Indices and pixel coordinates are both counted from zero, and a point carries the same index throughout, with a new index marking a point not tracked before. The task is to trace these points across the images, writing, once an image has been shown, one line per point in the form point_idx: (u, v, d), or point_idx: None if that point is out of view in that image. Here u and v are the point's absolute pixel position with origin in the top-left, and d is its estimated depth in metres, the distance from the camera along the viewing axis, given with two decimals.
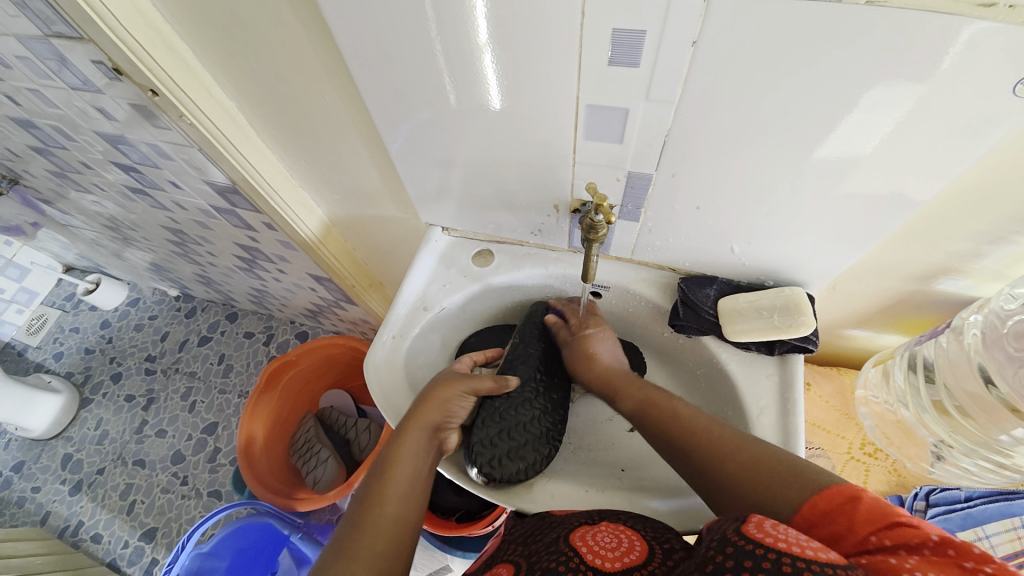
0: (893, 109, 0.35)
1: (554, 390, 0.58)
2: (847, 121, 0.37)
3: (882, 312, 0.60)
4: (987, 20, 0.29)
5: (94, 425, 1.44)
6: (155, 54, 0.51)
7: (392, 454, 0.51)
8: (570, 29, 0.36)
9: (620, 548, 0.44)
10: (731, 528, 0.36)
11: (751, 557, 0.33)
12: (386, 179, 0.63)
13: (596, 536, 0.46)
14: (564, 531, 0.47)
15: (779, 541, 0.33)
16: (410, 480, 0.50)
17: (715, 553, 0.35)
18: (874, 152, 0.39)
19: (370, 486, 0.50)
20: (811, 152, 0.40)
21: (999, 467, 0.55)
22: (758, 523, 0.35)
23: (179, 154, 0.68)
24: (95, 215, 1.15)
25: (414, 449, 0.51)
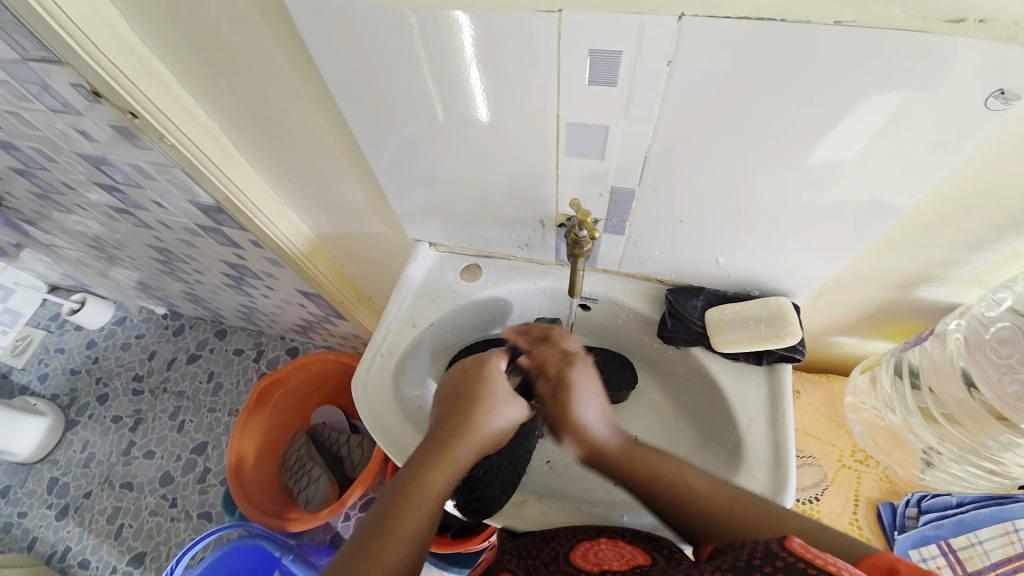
0: (873, 120, 0.36)
1: (557, 406, 0.55)
2: (829, 129, 0.37)
3: (867, 319, 0.60)
4: (959, 37, 0.30)
5: (80, 447, 1.41)
6: (135, 78, 0.51)
7: (427, 464, 0.47)
8: (548, 50, 0.36)
9: (624, 558, 0.44)
10: (771, 542, 0.36)
11: (804, 573, 0.32)
12: (372, 196, 0.63)
13: (597, 552, 0.45)
14: (563, 549, 0.46)
15: (823, 561, 0.33)
16: (440, 497, 0.47)
17: (756, 561, 0.34)
18: (856, 160, 0.39)
19: (393, 494, 0.46)
20: (802, 160, 0.40)
21: (989, 473, 0.56)
22: (802, 543, 0.35)
23: (163, 175, 0.67)
24: (79, 235, 1.13)
25: (450, 465, 0.48)
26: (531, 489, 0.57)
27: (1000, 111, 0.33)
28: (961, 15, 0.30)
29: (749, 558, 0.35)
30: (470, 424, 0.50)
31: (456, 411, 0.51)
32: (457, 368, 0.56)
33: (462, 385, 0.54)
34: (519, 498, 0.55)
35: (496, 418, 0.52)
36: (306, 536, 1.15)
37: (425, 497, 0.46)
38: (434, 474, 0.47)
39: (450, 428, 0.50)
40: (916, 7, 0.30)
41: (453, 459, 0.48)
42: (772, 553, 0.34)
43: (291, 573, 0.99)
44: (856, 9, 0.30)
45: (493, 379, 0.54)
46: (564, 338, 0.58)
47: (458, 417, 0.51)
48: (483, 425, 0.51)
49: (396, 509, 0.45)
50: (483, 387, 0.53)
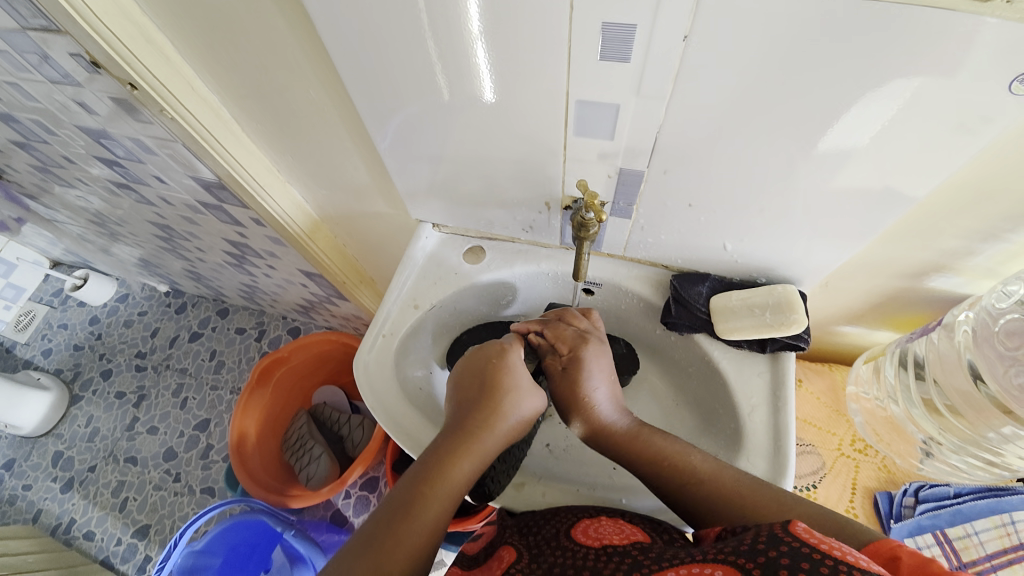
0: (896, 104, 0.34)
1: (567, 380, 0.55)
2: (848, 114, 0.36)
3: (874, 309, 0.59)
4: (987, 17, 0.28)
5: (84, 422, 1.42)
6: (133, 47, 0.50)
7: (451, 454, 0.47)
8: (559, 22, 0.35)
9: (623, 533, 0.44)
10: (775, 525, 0.35)
11: (809, 560, 0.31)
12: (375, 174, 0.62)
13: (596, 527, 0.45)
14: (564, 526, 0.46)
15: (828, 545, 0.32)
16: (461, 488, 0.47)
17: (761, 545, 0.34)
18: (871, 146, 0.38)
19: (414, 481, 0.46)
20: (811, 145, 0.39)
21: (989, 464, 0.56)
22: (806, 528, 0.34)
23: (164, 149, 0.66)
24: (80, 210, 1.12)
25: (473, 458, 0.48)
26: (531, 470, 0.57)
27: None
28: None
29: (755, 543, 0.35)
30: (494, 416, 0.50)
31: (478, 403, 0.51)
32: (478, 357, 0.55)
33: (484, 376, 0.53)
34: (519, 480, 0.55)
35: (520, 411, 0.52)
36: (308, 512, 1.17)
37: (447, 488, 0.46)
38: (456, 466, 0.47)
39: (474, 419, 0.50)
40: None
41: (477, 451, 0.48)
42: (777, 538, 0.34)
43: (292, 548, 1.01)
44: None
45: (516, 374, 0.53)
46: (579, 318, 0.58)
47: (481, 410, 0.50)
48: (506, 418, 0.51)
49: (417, 496, 0.45)
50: (506, 380, 0.52)
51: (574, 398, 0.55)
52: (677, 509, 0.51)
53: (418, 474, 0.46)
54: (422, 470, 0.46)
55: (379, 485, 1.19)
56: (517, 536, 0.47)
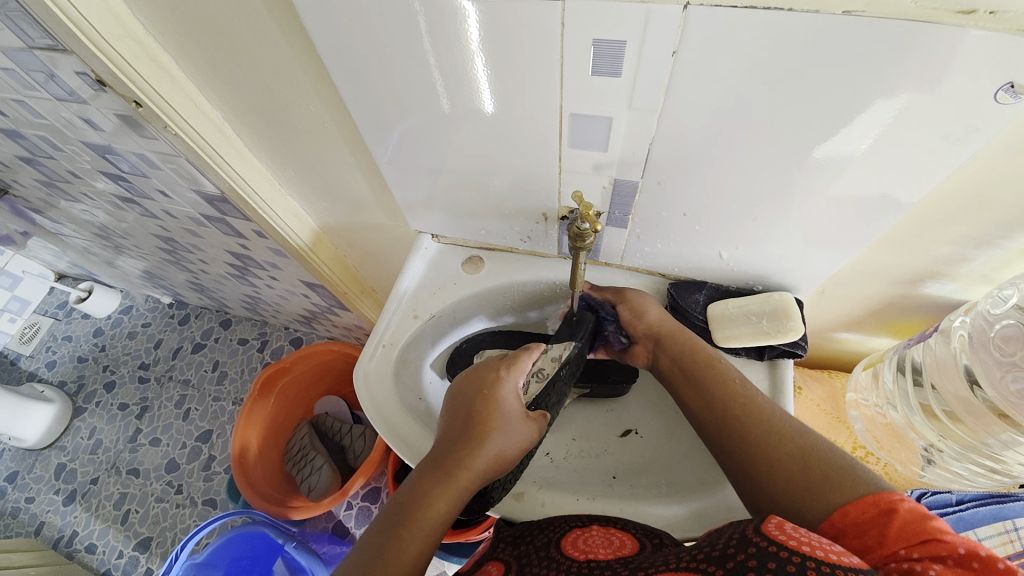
0: (885, 113, 0.35)
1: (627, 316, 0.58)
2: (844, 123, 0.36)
3: (871, 315, 0.60)
4: (971, 29, 0.29)
5: (87, 434, 1.43)
6: (138, 67, 0.51)
7: (427, 494, 0.46)
8: (551, 38, 0.36)
9: (611, 546, 0.44)
10: (750, 527, 0.36)
11: (774, 559, 0.32)
12: (374, 186, 0.63)
13: (587, 539, 0.45)
14: (556, 536, 0.46)
15: (799, 543, 0.33)
16: (440, 525, 0.46)
17: (732, 549, 0.34)
18: (866, 154, 0.38)
19: (390, 519, 0.46)
20: (806, 151, 0.39)
21: (990, 471, 0.55)
22: (778, 524, 0.35)
23: (168, 164, 0.68)
24: (86, 223, 1.14)
25: (452, 492, 0.47)
26: (530, 479, 0.57)
27: (1009, 105, 0.32)
28: (973, 6, 0.29)
29: (724, 548, 0.35)
30: (474, 454, 0.48)
31: (461, 434, 0.50)
32: (468, 383, 0.54)
33: (470, 409, 0.51)
34: (519, 489, 0.55)
35: (501, 445, 0.50)
36: (309, 524, 1.17)
37: (420, 528, 0.45)
38: (433, 503, 0.46)
39: (452, 457, 0.48)
40: None
41: (457, 484, 0.47)
42: (747, 541, 0.34)
43: (293, 560, 0.99)
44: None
45: (503, 401, 0.51)
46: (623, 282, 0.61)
47: (463, 441, 0.49)
48: (486, 455, 0.49)
49: (394, 535, 0.45)
50: (493, 408, 0.51)
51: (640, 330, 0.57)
52: (678, 517, 0.51)
53: (398, 510, 0.46)
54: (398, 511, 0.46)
55: (381, 496, 1.19)
56: (509, 550, 0.47)
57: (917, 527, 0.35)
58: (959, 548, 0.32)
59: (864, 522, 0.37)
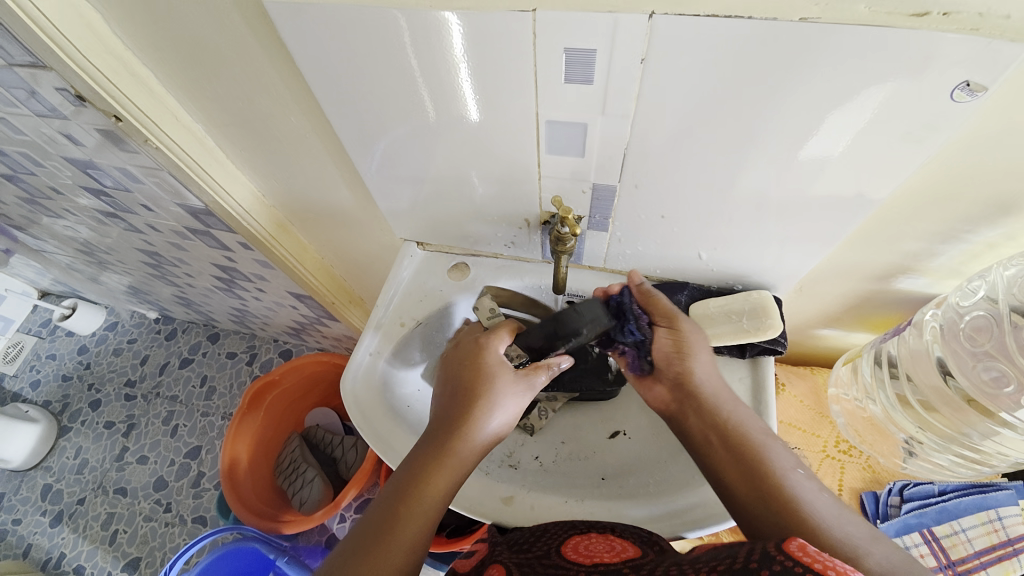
0: (849, 114, 0.36)
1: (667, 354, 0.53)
2: (828, 122, 0.37)
3: (849, 311, 0.61)
4: (945, 32, 0.30)
5: (73, 454, 1.40)
6: (118, 81, 0.51)
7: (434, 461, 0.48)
8: (526, 49, 0.37)
9: (615, 550, 0.44)
10: (770, 543, 0.36)
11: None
12: (359, 196, 0.64)
13: (589, 545, 0.46)
14: (556, 543, 0.46)
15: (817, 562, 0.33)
16: (429, 517, 0.46)
17: (753, 564, 0.35)
18: (845, 155, 0.39)
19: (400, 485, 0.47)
20: (793, 154, 0.40)
21: (971, 461, 0.58)
22: (801, 546, 0.34)
23: (151, 178, 0.67)
24: (68, 239, 1.13)
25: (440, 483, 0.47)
26: (520, 482, 0.57)
27: (966, 103, 0.33)
28: (925, 9, 0.30)
29: (745, 562, 0.35)
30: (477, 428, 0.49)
31: (449, 424, 0.50)
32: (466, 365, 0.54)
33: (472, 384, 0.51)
34: (508, 493, 0.55)
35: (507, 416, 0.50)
36: (302, 538, 1.16)
37: (428, 495, 0.46)
38: (441, 469, 0.48)
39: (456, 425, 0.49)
40: (879, 2, 0.31)
41: (446, 475, 0.47)
42: (768, 556, 0.35)
43: None
44: (821, 5, 0.31)
45: (496, 394, 0.50)
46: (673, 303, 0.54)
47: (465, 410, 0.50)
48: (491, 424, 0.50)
49: (385, 529, 0.44)
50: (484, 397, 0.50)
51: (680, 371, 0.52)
52: (666, 516, 0.52)
53: (388, 505, 0.46)
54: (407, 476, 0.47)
55: None
56: (508, 553, 0.46)
57: None
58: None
59: None
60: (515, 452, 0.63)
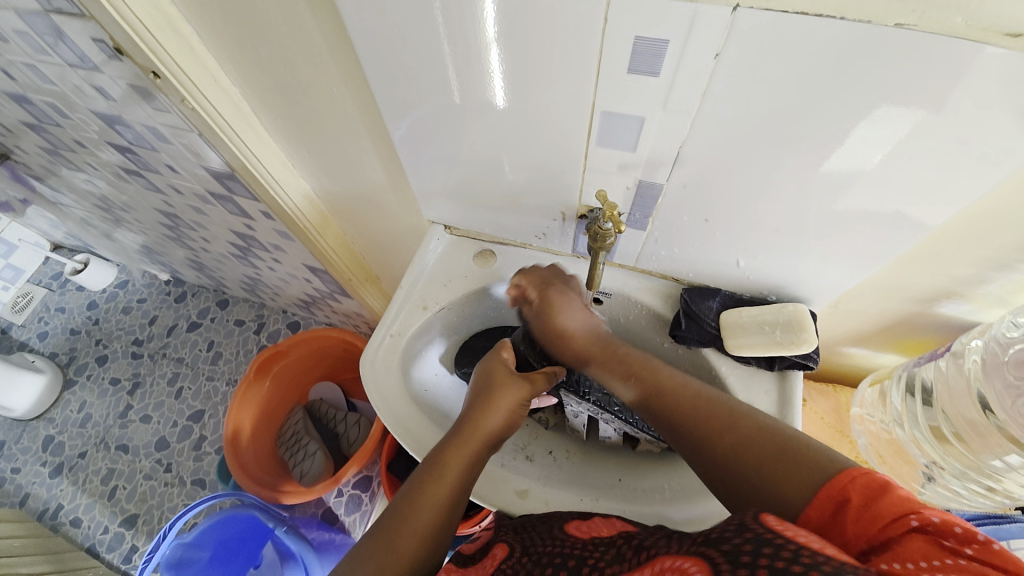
0: (900, 130, 0.35)
1: (544, 318, 0.58)
2: (855, 137, 0.36)
3: (881, 332, 0.60)
4: None
5: (77, 407, 1.41)
6: (159, 35, 0.50)
7: (449, 447, 0.50)
8: (592, 33, 0.35)
9: (613, 524, 0.46)
10: (747, 514, 0.34)
11: (770, 546, 0.30)
12: (390, 174, 0.62)
13: (588, 524, 0.47)
14: (557, 526, 0.47)
15: (793, 532, 0.31)
16: (435, 518, 0.46)
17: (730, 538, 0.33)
18: (880, 166, 0.38)
19: (420, 475, 0.48)
20: (820, 165, 0.39)
21: (989, 491, 0.55)
22: (775, 518, 0.33)
23: (178, 138, 0.66)
24: (86, 193, 1.12)
25: (450, 480, 0.48)
26: (534, 475, 0.57)
27: None
28: (1022, 30, 0.28)
29: (722, 531, 0.34)
30: (484, 414, 0.53)
31: (466, 416, 0.53)
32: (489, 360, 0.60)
33: (485, 384, 0.57)
34: (523, 487, 0.55)
35: (503, 397, 0.55)
36: (298, 509, 1.17)
37: (447, 477, 0.48)
38: (452, 454, 0.50)
39: (474, 414, 0.53)
40: (977, 17, 0.28)
41: (462, 458, 0.50)
42: (742, 526, 0.33)
43: (282, 544, 0.98)
44: (919, 12, 0.29)
45: (502, 391, 0.55)
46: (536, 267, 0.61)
47: (478, 406, 0.54)
48: (494, 412, 0.54)
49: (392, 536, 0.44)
50: (500, 398, 0.55)
51: (556, 331, 0.58)
52: (684, 521, 0.51)
53: (397, 511, 0.46)
54: (428, 463, 0.49)
55: (372, 484, 1.19)
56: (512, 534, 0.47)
57: (869, 511, 0.32)
58: (915, 519, 0.31)
59: (825, 525, 0.34)
60: (528, 445, 0.63)
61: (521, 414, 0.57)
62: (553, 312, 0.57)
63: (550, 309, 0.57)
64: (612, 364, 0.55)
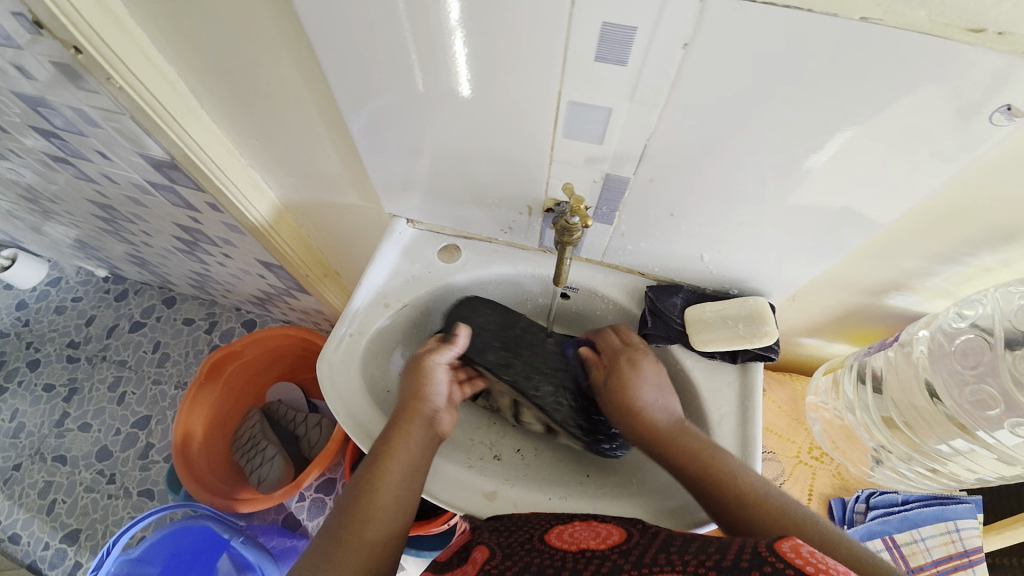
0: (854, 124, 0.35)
1: (614, 391, 0.56)
2: (819, 128, 0.36)
3: (835, 323, 0.62)
4: (992, 52, 0.29)
5: (6, 417, 1.29)
6: (81, 7, 0.44)
7: (387, 438, 0.50)
8: (559, 20, 0.34)
9: (599, 536, 0.45)
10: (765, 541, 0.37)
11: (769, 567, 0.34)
12: (349, 164, 0.59)
13: (572, 532, 0.46)
14: (537, 532, 0.46)
15: (802, 562, 0.34)
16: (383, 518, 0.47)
17: (743, 563, 0.36)
18: (841, 163, 0.38)
19: (362, 474, 0.49)
20: (781, 155, 0.39)
21: (933, 473, 0.59)
22: (793, 547, 0.36)
23: (111, 123, 0.60)
24: (8, 183, 1.01)
25: (397, 472, 0.48)
26: (502, 475, 0.56)
27: (1002, 126, 0.33)
28: (982, 25, 0.29)
29: (739, 553, 0.37)
30: (419, 402, 0.54)
31: (403, 407, 0.54)
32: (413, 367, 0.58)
33: (411, 374, 0.57)
34: (491, 488, 0.53)
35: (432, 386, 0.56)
36: (257, 516, 1.12)
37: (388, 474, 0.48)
38: (391, 447, 0.50)
39: (408, 403, 0.54)
40: (941, 11, 0.29)
41: (403, 451, 0.50)
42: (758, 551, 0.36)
43: (239, 556, 0.92)
44: (884, 6, 0.29)
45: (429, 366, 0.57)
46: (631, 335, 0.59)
47: (411, 396, 0.55)
48: (425, 400, 0.54)
49: (337, 543, 0.45)
50: (427, 386, 0.55)
51: (627, 405, 0.55)
52: (656, 512, 0.51)
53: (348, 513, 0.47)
54: (369, 462, 0.49)
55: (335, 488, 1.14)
56: (491, 534, 0.47)
57: None
58: None
59: None
60: (496, 444, 0.63)
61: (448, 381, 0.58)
62: (625, 386, 0.55)
63: (621, 381, 0.56)
64: (679, 454, 0.50)
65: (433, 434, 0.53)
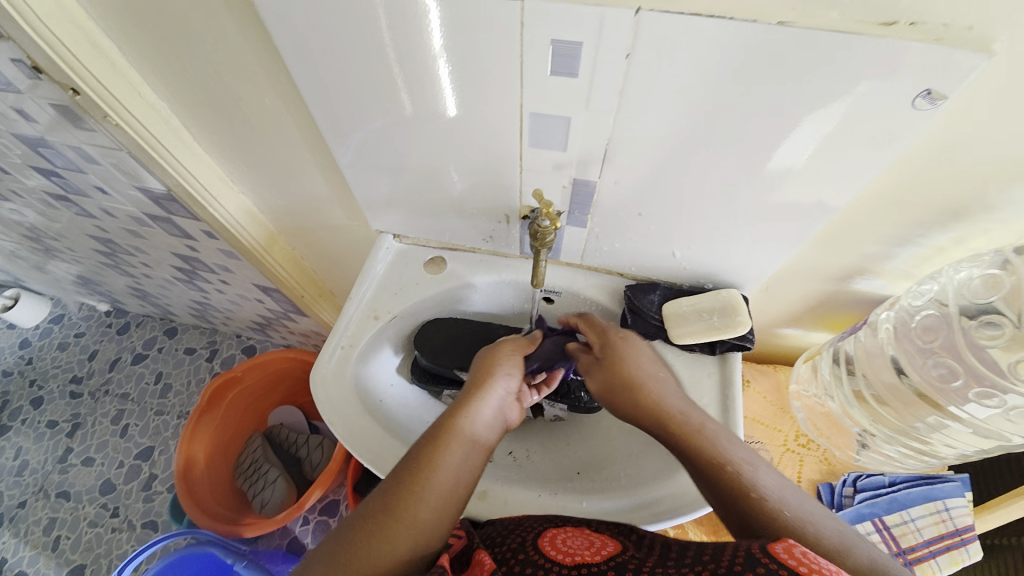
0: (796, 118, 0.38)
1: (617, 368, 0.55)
2: (763, 125, 0.39)
3: (810, 311, 0.64)
4: (905, 42, 0.32)
5: (12, 454, 1.30)
6: (78, 52, 0.48)
7: (435, 444, 0.49)
8: (513, 41, 0.37)
9: (594, 546, 0.44)
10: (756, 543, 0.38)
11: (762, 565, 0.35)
12: (334, 185, 0.62)
13: (565, 539, 0.46)
14: (530, 537, 0.46)
15: (796, 563, 0.34)
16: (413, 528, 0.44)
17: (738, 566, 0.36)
18: (786, 155, 0.41)
19: (401, 476, 0.47)
20: (734, 151, 0.42)
21: (917, 453, 0.60)
22: (787, 547, 0.36)
23: (108, 159, 0.64)
24: (12, 224, 1.05)
25: (441, 482, 0.46)
26: (493, 475, 0.57)
27: (926, 111, 0.35)
28: (893, 18, 0.32)
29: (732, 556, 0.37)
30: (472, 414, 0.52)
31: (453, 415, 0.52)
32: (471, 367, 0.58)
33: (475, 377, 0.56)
34: (481, 488, 0.55)
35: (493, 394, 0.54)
36: (262, 541, 1.12)
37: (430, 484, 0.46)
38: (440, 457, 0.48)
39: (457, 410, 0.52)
40: (852, 10, 0.32)
41: (450, 461, 0.48)
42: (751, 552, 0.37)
43: None
44: (798, 11, 0.33)
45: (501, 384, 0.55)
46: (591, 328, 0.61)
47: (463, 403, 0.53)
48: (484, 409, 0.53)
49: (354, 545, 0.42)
50: (489, 394, 0.54)
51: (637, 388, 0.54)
52: (644, 504, 0.52)
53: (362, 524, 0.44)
54: (411, 465, 0.47)
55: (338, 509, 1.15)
56: (484, 543, 0.46)
57: None
58: None
59: None
60: None
61: (513, 400, 0.56)
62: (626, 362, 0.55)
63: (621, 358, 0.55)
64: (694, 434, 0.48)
65: (478, 460, 0.50)
